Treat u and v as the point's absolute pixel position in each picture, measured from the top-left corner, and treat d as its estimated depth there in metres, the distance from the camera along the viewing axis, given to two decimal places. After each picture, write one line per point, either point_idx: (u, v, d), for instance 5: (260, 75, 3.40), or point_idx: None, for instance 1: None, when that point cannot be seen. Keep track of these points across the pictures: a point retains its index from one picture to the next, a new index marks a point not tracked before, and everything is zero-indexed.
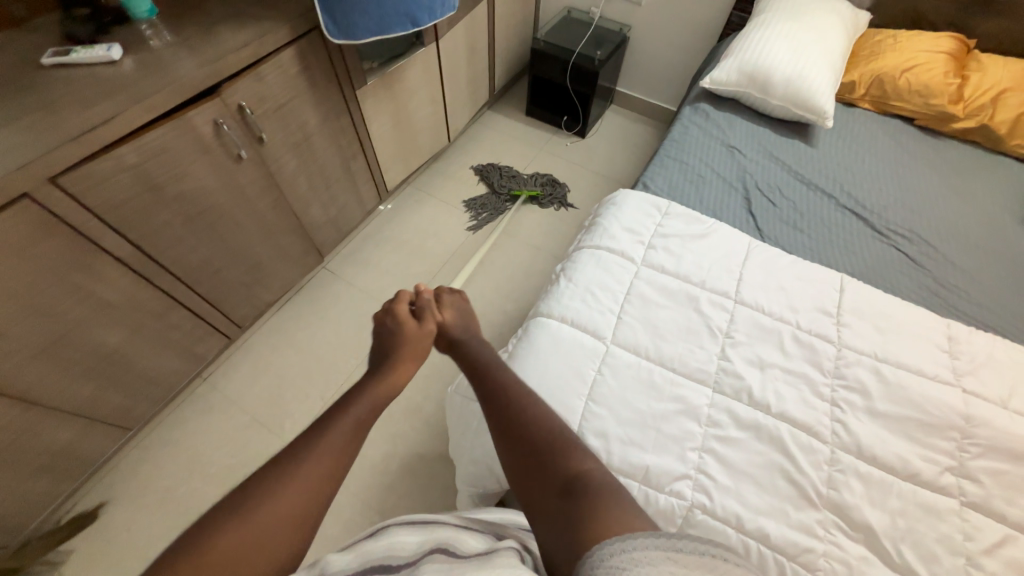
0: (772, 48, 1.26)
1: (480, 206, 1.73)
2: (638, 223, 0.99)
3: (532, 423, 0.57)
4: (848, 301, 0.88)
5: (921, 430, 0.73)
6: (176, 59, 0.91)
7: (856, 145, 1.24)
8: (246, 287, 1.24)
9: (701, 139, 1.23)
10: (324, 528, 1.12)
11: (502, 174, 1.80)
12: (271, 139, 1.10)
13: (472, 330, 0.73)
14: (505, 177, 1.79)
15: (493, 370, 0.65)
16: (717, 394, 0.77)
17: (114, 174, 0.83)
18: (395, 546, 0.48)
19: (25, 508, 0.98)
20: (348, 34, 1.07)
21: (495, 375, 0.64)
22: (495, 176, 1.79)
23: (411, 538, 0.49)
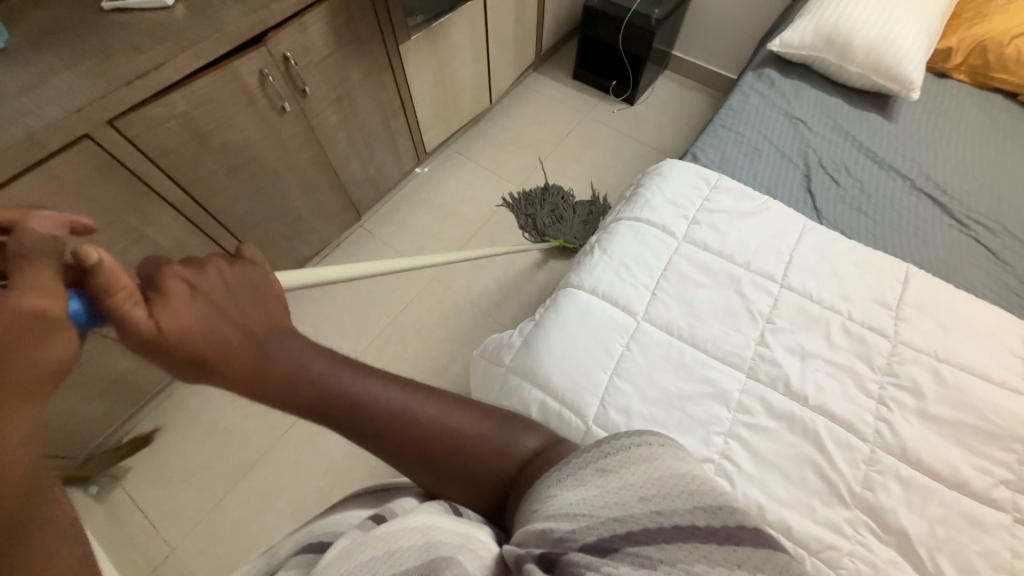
0: (857, 6, 1.12)
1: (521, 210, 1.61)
2: (682, 197, 0.93)
3: (462, 448, 0.43)
4: (911, 294, 0.80)
5: (977, 439, 0.67)
6: (224, 6, 0.91)
7: (942, 122, 1.11)
8: (286, 239, 1.28)
9: (761, 108, 1.13)
10: (350, 472, 1.19)
11: (551, 212, 1.60)
12: (314, 92, 1.11)
13: (201, 325, 0.34)
14: (550, 216, 1.59)
15: (348, 387, 0.39)
16: (750, 380, 0.73)
17: (165, 120, 0.86)
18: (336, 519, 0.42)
19: (91, 424, 1.09)
20: None
21: (360, 404, 0.39)
22: (542, 210, 1.60)
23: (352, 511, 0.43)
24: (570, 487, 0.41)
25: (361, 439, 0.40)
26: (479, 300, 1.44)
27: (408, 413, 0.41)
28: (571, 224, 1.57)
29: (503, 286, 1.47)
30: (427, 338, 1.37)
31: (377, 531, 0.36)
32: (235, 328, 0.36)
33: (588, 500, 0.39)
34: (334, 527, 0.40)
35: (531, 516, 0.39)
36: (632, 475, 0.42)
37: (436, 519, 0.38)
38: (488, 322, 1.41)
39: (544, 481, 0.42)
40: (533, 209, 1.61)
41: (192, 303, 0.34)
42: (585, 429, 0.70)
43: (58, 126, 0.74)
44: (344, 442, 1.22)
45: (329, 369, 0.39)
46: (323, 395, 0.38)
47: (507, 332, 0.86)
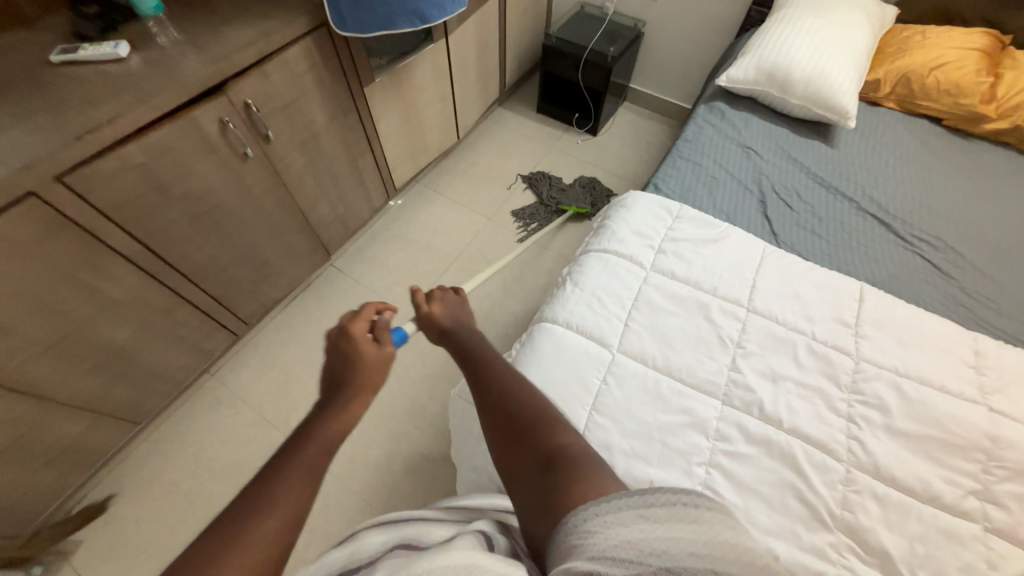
0: (793, 45, 1.21)
1: (528, 214, 1.69)
2: (648, 227, 0.96)
3: (521, 409, 0.56)
4: (868, 311, 0.84)
5: (942, 451, 0.69)
6: (183, 57, 0.90)
7: (879, 147, 1.19)
8: (252, 284, 1.24)
9: (716, 139, 1.19)
10: (325, 529, 1.12)
11: (553, 187, 1.75)
12: (277, 136, 1.10)
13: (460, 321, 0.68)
14: (556, 187, 1.74)
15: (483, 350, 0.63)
16: (727, 407, 0.74)
17: (119, 173, 0.84)
18: (357, 551, 0.49)
19: (35, 500, 1.00)
20: (358, 29, 1.05)
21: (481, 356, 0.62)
22: (548, 183, 1.76)
23: (370, 540, 0.50)
24: (610, 529, 0.40)
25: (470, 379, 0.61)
26: None
27: (505, 375, 0.60)
28: (573, 190, 1.74)
29: (479, 319, 1.46)
30: (403, 377, 1.33)
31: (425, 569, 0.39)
32: (461, 325, 0.67)
33: (629, 550, 0.38)
34: (359, 561, 0.47)
35: (571, 555, 0.39)
36: (679, 527, 0.40)
37: (478, 557, 0.41)
38: None
39: (585, 519, 0.41)
40: (539, 185, 1.76)
41: (439, 306, 0.69)
42: None
43: (0, 184, 0.70)
44: (318, 494, 1.16)
45: (482, 345, 0.65)
46: (467, 350, 0.64)
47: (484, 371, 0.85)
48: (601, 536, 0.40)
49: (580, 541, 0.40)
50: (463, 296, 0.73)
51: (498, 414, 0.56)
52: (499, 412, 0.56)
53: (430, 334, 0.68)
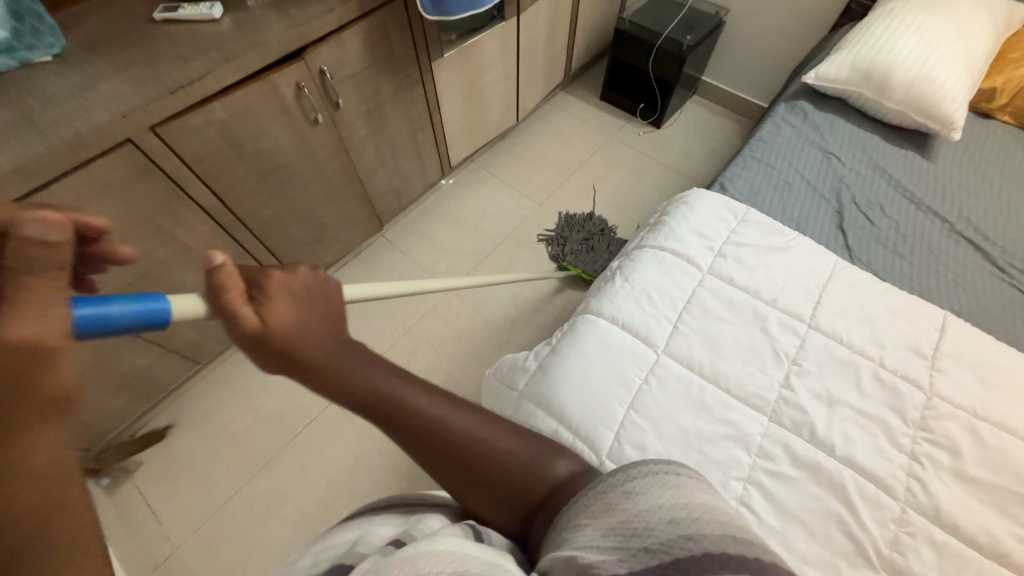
0: (898, 42, 1.10)
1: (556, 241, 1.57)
2: (709, 228, 0.91)
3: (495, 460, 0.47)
4: (949, 344, 0.76)
5: (1018, 506, 0.63)
6: (268, 20, 0.94)
7: (985, 164, 1.07)
8: (309, 246, 1.30)
9: (794, 141, 1.11)
10: (355, 483, 1.18)
11: (582, 240, 1.57)
12: (345, 104, 1.13)
13: (323, 327, 0.38)
14: (576, 246, 1.55)
15: (408, 401, 0.43)
16: (773, 425, 0.70)
17: (203, 128, 0.89)
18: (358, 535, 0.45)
19: (108, 419, 1.12)
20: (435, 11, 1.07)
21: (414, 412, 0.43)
22: (575, 237, 1.57)
23: (378, 528, 0.45)
24: (596, 513, 0.42)
25: (409, 443, 0.45)
26: (494, 316, 1.44)
27: (457, 423, 0.46)
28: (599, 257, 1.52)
29: (519, 304, 1.46)
30: (441, 351, 1.37)
31: (402, 554, 0.36)
32: (319, 338, 0.37)
33: (609, 529, 0.39)
34: (354, 545, 0.43)
35: (556, 546, 0.40)
36: (660, 500, 0.41)
37: (465, 547, 0.38)
38: (503, 339, 1.39)
39: (569, 510, 0.43)
40: (563, 237, 1.57)
41: (288, 305, 0.36)
42: (598, 463, 0.68)
43: (103, 130, 0.77)
44: (352, 451, 1.22)
45: (395, 385, 0.43)
46: (382, 403, 0.42)
47: (523, 355, 0.85)
48: (584, 522, 0.41)
49: (563, 532, 0.41)
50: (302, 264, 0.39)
51: (469, 471, 0.46)
52: (468, 471, 0.46)
53: (262, 358, 0.36)
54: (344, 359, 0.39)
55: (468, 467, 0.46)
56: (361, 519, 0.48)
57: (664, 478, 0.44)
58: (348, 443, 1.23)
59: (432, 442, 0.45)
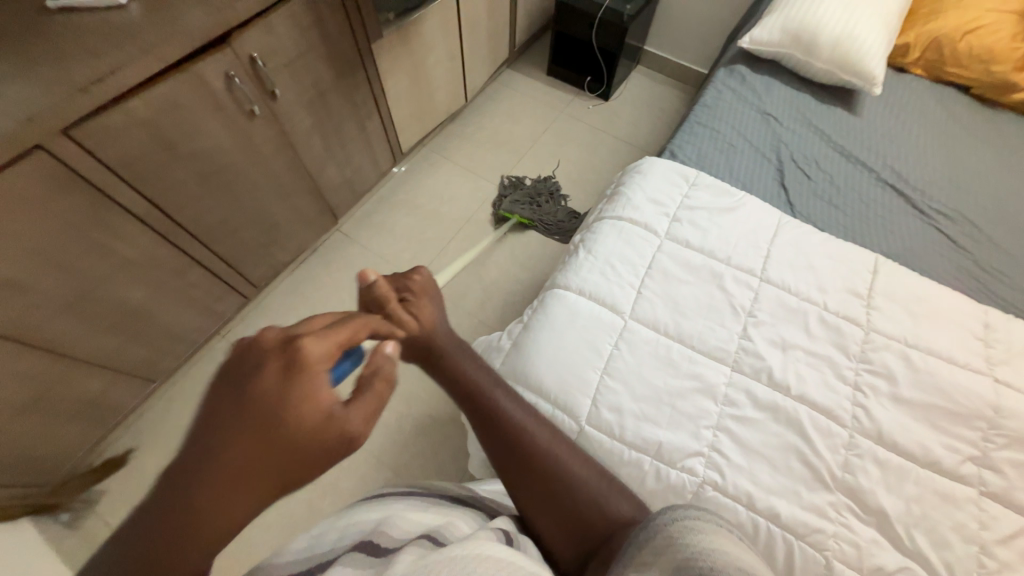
0: (822, 4, 1.15)
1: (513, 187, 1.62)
2: (663, 195, 0.94)
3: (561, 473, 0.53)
4: (881, 283, 0.84)
5: (945, 419, 0.71)
6: (185, 5, 0.86)
7: (903, 115, 1.16)
8: (261, 247, 1.24)
9: (735, 104, 1.16)
10: (339, 482, 1.16)
11: (529, 195, 1.60)
12: (283, 94, 1.07)
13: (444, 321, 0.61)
14: (520, 195, 1.59)
15: (490, 397, 0.57)
16: (736, 373, 0.75)
17: (127, 128, 0.82)
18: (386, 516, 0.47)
19: (59, 452, 1.04)
20: None
21: (494, 410, 0.56)
22: (522, 192, 1.60)
23: (412, 514, 0.48)
24: (660, 548, 0.41)
25: (489, 437, 0.56)
26: (464, 301, 1.43)
27: (526, 430, 0.55)
28: (542, 207, 1.58)
29: (487, 287, 1.46)
30: None
31: (450, 555, 0.38)
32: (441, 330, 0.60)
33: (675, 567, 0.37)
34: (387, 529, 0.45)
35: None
36: (723, 545, 0.39)
37: (509, 555, 0.40)
38: (475, 324, 1.39)
39: (637, 545, 0.43)
40: (511, 186, 1.62)
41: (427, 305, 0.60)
42: (578, 429, 0.71)
43: (8, 137, 0.69)
44: None
45: (485, 380, 0.59)
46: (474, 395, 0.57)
47: (495, 335, 0.85)
48: (650, 559, 0.40)
49: (629, 571, 0.40)
50: (428, 278, 0.63)
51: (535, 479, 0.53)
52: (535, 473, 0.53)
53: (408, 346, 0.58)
54: (454, 352, 0.59)
55: (534, 472, 0.53)
56: (386, 501, 0.50)
57: (727, 533, 0.42)
58: None
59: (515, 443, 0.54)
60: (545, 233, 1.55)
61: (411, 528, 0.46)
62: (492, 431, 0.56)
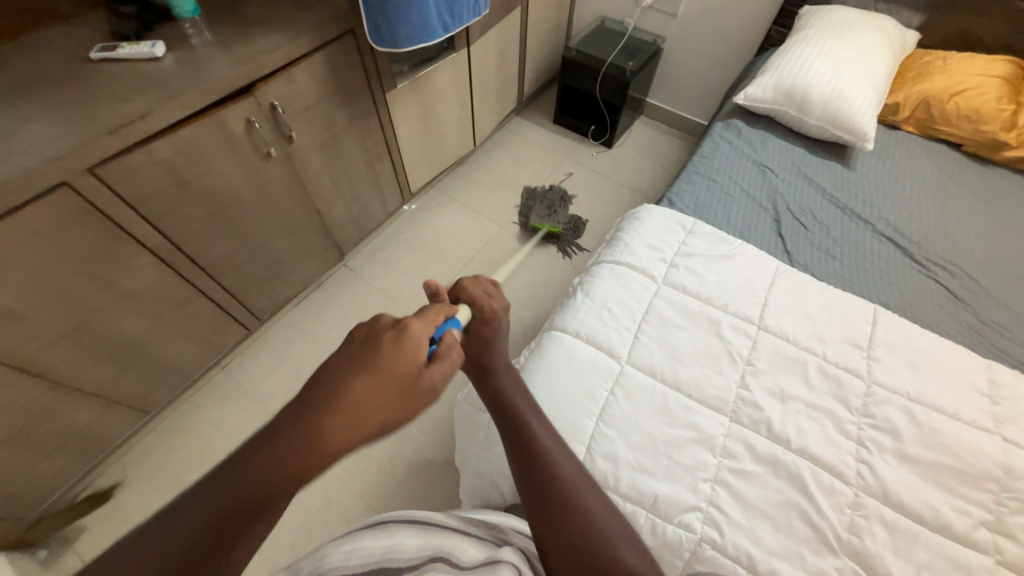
0: (812, 67, 1.22)
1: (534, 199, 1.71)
2: (660, 241, 0.96)
3: (579, 509, 0.49)
4: (880, 335, 0.83)
5: (954, 480, 0.68)
6: (213, 58, 0.94)
7: (896, 170, 1.19)
8: (267, 281, 1.27)
9: (731, 156, 1.20)
10: (327, 525, 1.12)
11: (547, 206, 1.69)
12: (299, 138, 1.13)
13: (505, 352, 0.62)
14: (542, 207, 1.68)
15: (524, 415, 0.57)
16: (734, 424, 0.74)
17: (146, 166, 0.87)
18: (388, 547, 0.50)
19: (44, 483, 1.03)
20: (393, 41, 1.09)
21: (524, 429, 0.55)
22: (539, 204, 1.69)
23: (414, 543, 0.50)
24: None
25: (515, 455, 0.54)
26: None
27: (552, 454, 0.53)
28: (563, 215, 1.68)
29: None
30: None
31: None
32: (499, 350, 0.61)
33: None
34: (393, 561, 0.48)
35: None
36: None
37: None
38: None
39: None
40: (529, 198, 1.71)
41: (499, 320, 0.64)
42: None
43: (34, 174, 0.73)
44: (322, 490, 1.17)
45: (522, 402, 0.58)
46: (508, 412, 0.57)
47: None
48: None
49: None
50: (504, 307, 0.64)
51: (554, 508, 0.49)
52: (553, 500, 0.50)
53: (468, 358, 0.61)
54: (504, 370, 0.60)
55: (552, 499, 0.50)
56: (386, 527, 0.52)
57: None
58: (318, 483, 1.18)
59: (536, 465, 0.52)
60: (569, 243, 1.66)
61: (417, 554, 0.49)
62: (519, 450, 0.54)
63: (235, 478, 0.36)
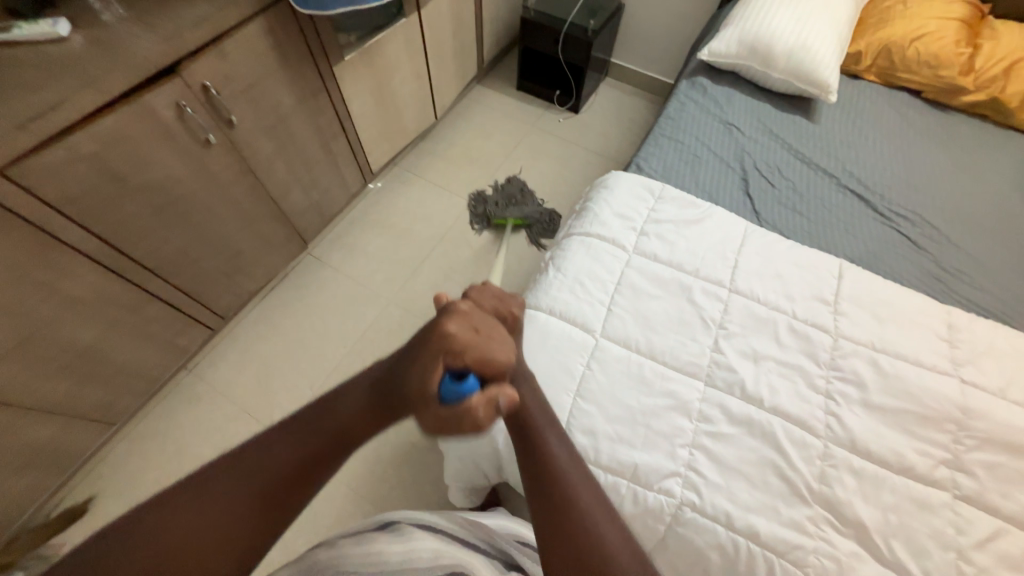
0: (775, 18, 1.18)
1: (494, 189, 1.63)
2: (630, 208, 0.94)
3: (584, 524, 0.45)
4: (846, 289, 0.84)
5: (917, 423, 0.71)
6: (131, 35, 0.84)
7: (860, 122, 1.19)
8: (226, 277, 1.20)
9: (698, 116, 1.17)
10: (316, 519, 1.11)
11: (507, 197, 1.61)
12: (241, 121, 1.04)
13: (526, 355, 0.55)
14: (503, 199, 1.60)
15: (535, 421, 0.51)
16: (709, 388, 0.74)
17: (69, 163, 0.78)
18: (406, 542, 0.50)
19: (8, 507, 0.98)
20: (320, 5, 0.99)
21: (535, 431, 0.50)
22: (499, 195, 1.61)
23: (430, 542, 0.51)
24: None
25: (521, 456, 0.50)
26: None
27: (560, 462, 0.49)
28: (528, 203, 1.60)
29: None
30: None
31: None
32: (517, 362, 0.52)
33: None
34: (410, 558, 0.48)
35: None
36: None
37: None
38: None
39: None
40: (486, 196, 1.62)
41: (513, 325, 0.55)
42: None
43: None
44: None
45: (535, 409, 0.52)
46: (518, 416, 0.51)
47: None
48: None
49: None
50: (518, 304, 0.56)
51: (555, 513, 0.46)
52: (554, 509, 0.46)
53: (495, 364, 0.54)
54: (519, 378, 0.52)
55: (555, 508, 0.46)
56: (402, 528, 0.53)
57: None
58: None
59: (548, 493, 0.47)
60: (540, 232, 1.57)
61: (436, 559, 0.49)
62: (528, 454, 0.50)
63: (259, 476, 0.44)
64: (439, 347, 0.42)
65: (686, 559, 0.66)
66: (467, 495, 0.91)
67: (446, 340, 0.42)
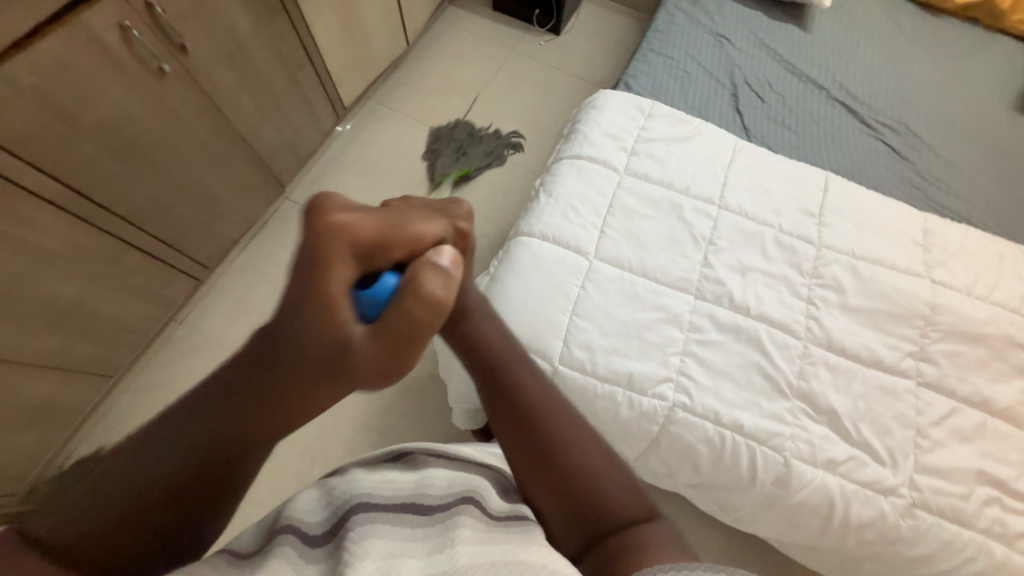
0: None
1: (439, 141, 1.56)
2: (620, 128, 0.92)
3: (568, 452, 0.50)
4: (831, 200, 0.86)
5: (889, 321, 0.76)
6: None
7: (852, 29, 1.14)
8: (204, 225, 1.16)
9: (687, 28, 1.11)
10: (327, 451, 1.17)
11: (455, 150, 1.54)
12: (196, 48, 0.95)
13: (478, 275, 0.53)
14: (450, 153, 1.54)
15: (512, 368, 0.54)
16: (699, 300, 0.78)
17: (10, 97, 0.71)
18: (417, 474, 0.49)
19: (22, 462, 1.00)
20: None
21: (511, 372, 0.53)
22: (445, 150, 1.54)
23: (442, 473, 0.50)
24: None
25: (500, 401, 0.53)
26: None
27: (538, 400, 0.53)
28: (476, 154, 1.54)
29: None
30: None
31: (501, 551, 0.42)
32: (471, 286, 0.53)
33: None
34: (423, 489, 0.47)
35: None
36: None
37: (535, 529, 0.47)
38: None
39: None
40: (434, 146, 1.55)
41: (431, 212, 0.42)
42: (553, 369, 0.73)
43: None
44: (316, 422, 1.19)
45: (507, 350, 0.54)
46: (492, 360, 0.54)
47: None
48: None
49: None
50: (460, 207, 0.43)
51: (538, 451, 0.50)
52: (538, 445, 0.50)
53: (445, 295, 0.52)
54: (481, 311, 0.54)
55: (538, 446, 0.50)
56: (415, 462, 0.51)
57: None
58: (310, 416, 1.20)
59: (537, 441, 0.51)
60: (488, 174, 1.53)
61: (448, 491, 0.47)
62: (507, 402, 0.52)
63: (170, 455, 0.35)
64: (333, 248, 0.33)
65: (678, 452, 0.72)
66: (471, 417, 0.96)
67: (339, 239, 0.33)
